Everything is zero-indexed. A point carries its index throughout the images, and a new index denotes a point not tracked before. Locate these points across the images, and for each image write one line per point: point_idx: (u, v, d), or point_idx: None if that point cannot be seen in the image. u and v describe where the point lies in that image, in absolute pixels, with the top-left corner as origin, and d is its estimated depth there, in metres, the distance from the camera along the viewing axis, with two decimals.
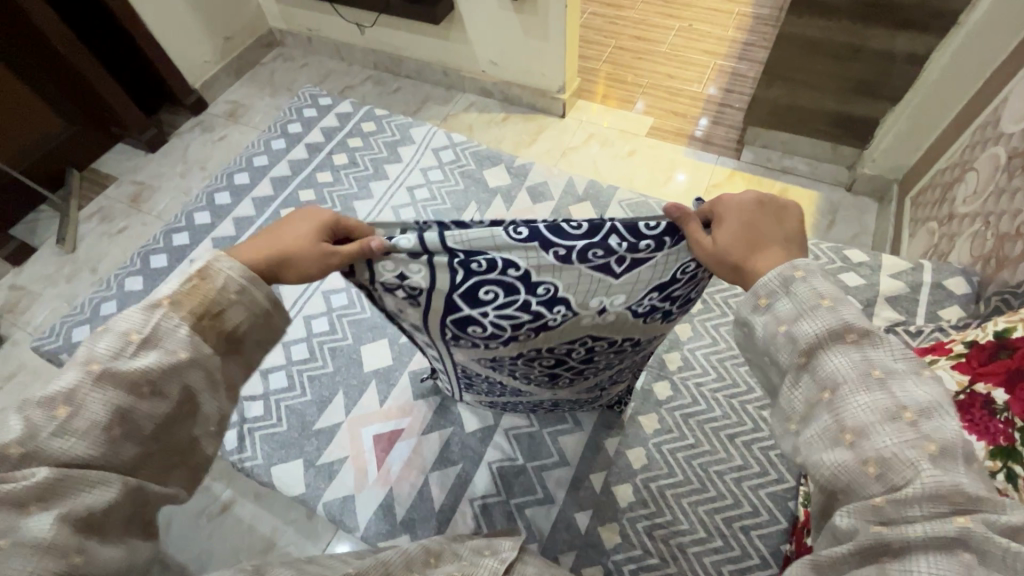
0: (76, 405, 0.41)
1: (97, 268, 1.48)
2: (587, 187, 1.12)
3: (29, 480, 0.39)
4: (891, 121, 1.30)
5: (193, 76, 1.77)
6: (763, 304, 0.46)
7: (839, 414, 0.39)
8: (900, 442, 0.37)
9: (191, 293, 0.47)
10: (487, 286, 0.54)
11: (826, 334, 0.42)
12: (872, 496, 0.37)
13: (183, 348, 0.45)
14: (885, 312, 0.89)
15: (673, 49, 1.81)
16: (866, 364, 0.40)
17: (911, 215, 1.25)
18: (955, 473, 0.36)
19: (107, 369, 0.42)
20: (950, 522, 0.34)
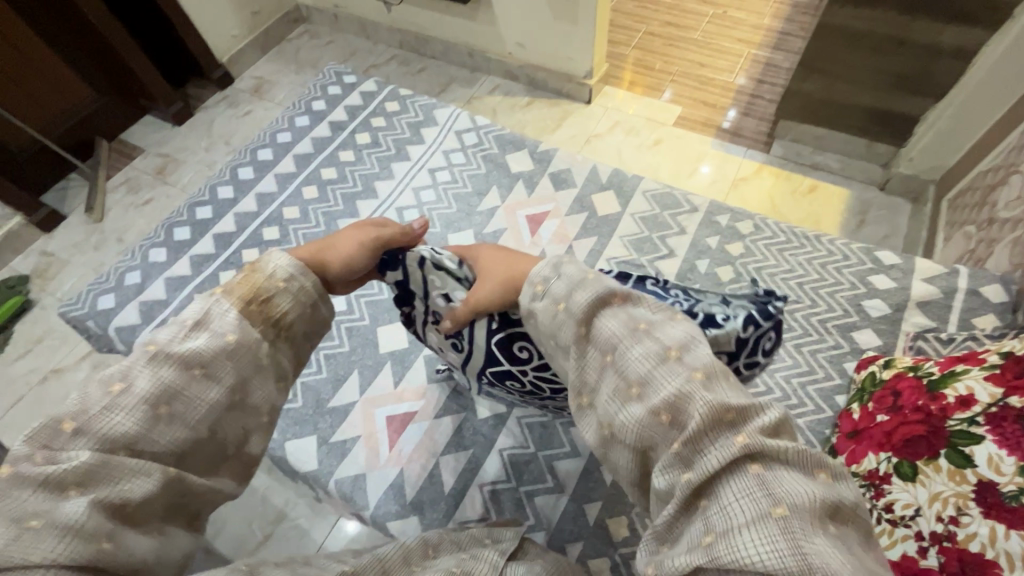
0: (129, 382, 0.43)
1: (124, 238, 1.51)
2: (611, 176, 1.10)
3: (72, 463, 0.40)
4: (931, 119, 1.24)
5: (221, 50, 1.78)
6: (541, 291, 0.47)
7: (624, 373, 0.41)
8: (677, 382, 0.39)
9: (243, 281, 0.50)
10: (522, 345, 0.60)
11: (596, 301, 0.44)
12: (672, 446, 0.38)
13: (231, 332, 0.47)
14: (914, 317, 0.86)
15: (706, 36, 1.76)
16: (632, 321, 0.43)
17: (947, 218, 1.21)
18: (723, 393, 0.38)
19: (162, 351, 0.45)
20: (733, 445, 0.36)
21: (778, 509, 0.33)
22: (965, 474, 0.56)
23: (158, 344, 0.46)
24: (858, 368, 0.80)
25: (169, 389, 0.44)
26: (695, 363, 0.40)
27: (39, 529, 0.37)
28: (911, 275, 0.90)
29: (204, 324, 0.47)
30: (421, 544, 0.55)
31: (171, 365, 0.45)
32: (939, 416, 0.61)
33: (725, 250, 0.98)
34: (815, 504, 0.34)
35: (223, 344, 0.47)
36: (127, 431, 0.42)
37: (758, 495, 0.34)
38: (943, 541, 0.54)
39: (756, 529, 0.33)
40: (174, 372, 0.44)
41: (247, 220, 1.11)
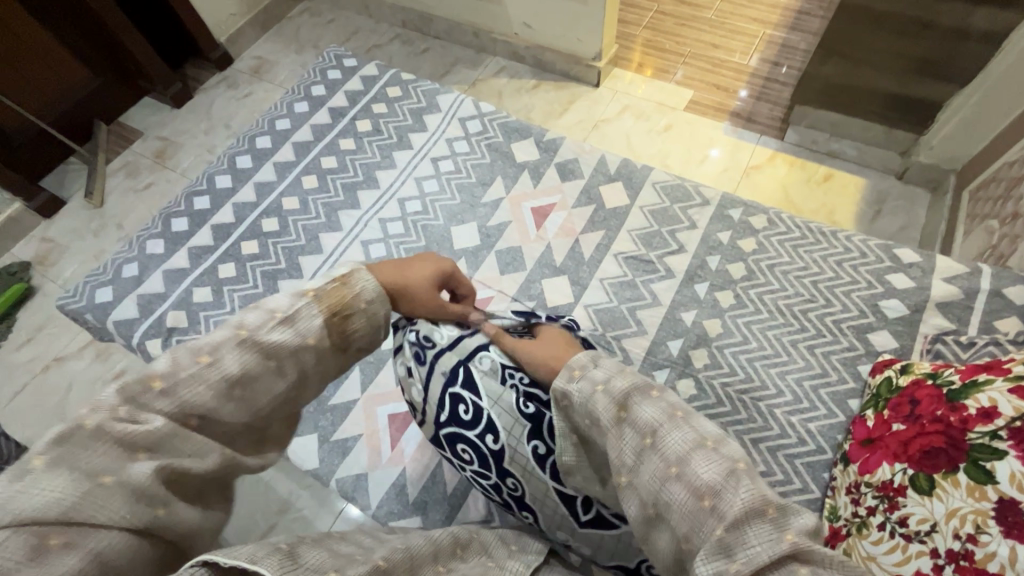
0: (214, 358, 0.46)
1: (124, 224, 1.49)
2: (620, 166, 1.06)
3: (149, 426, 0.42)
4: (956, 105, 1.18)
5: (220, 30, 1.74)
6: (577, 375, 0.52)
7: (662, 453, 0.43)
8: (714, 468, 0.41)
9: (333, 293, 0.52)
10: (461, 425, 0.65)
11: (635, 387, 0.49)
12: (713, 532, 0.38)
13: (312, 336, 0.50)
14: (933, 319, 0.83)
15: (719, 15, 1.69)
16: (671, 408, 0.47)
17: (968, 210, 1.16)
18: (761, 486, 0.40)
19: (251, 337, 0.47)
20: (781, 541, 0.36)
21: None
22: (985, 490, 0.53)
23: (249, 329, 0.48)
24: (874, 372, 0.77)
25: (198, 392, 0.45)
26: (733, 454, 0.43)
27: (110, 487, 0.38)
28: (931, 274, 0.86)
29: (289, 321, 0.49)
30: (450, 539, 0.52)
31: (253, 351, 0.47)
32: (960, 428, 0.58)
33: (737, 246, 0.95)
34: None
35: (302, 344, 0.49)
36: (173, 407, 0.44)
37: None
38: (960, 559, 0.52)
39: None
40: (256, 359, 0.47)
41: (245, 211, 1.09)
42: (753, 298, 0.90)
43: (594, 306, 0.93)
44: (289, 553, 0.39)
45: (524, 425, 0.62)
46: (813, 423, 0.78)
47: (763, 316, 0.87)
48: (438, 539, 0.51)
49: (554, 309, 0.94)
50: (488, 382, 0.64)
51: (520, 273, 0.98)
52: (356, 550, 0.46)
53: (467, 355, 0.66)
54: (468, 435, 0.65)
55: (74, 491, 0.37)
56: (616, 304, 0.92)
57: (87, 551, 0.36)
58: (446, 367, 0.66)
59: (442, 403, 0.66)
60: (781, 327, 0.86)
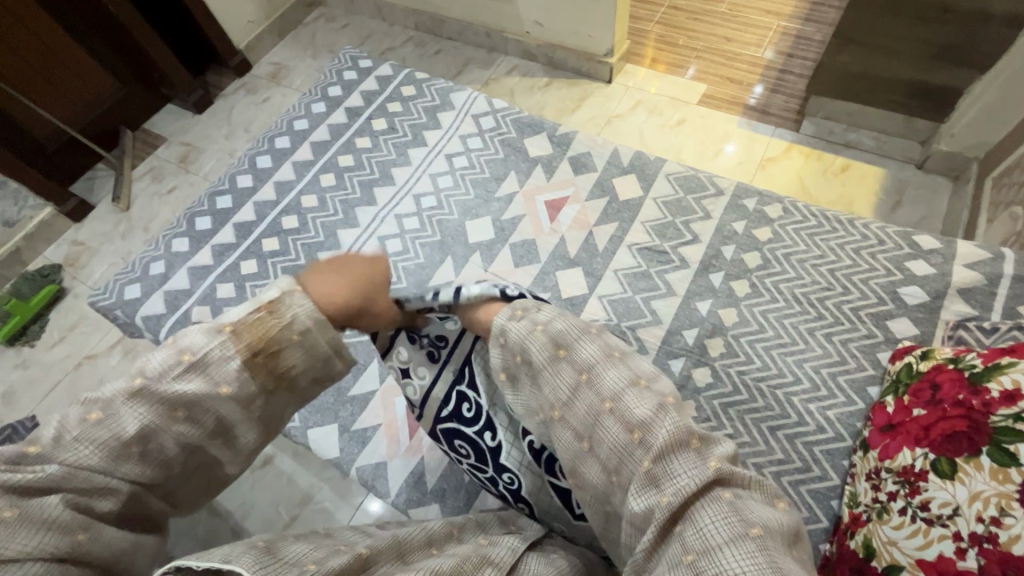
0: (107, 413, 0.47)
1: (150, 227, 1.54)
2: (633, 159, 1.06)
3: (43, 474, 0.45)
4: (978, 91, 1.16)
5: (239, 37, 1.78)
6: (519, 314, 0.53)
7: (597, 390, 0.47)
8: (644, 404, 0.44)
9: (253, 326, 0.49)
10: (464, 421, 0.68)
11: (574, 328, 0.51)
12: (642, 464, 0.42)
13: (226, 385, 0.48)
14: (954, 305, 0.81)
15: (732, 9, 1.68)
16: (609, 349, 0.50)
17: (991, 198, 1.14)
18: (686, 417, 0.44)
19: (148, 387, 0.47)
20: (707, 469, 0.40)
21: (754, 532, 0.37)
22: (1009, 473, 0.52)
23: (149, 376, 0.48)
24: (893, 359, 0.77)
25: (147, 430, 0.47)
26: (660, 390, 0.47)
27: (15, 522, 0.42)
28: (952, 261, 0.84)
29: (199, 366, 0.48)
30: (445, 525, 0.55)
31: (151, 405, 0.47)
32: (982, 412, 0.57)
33: (751, 236, 0.95)
34: (782, 533, 0.38)
35: (214, 394, 0.48)
36: (94, 459, 0.47)
37: (733, 519, 0.38)
38: (984, 542, 0.51)
39: (735, 547, 0.36)
40: (157, 412, 0.47)
41: (266, 209, 1.11)
42: (769, 287, 0.89)
43: (609, 298, 0.93)
44: (267, 548, 0.42)
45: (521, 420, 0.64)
46: (831, 411, 0.77)
47: (778, 304, 0.87)
48: (432, 528, 0.53)
49: (569, 300, 0.95)
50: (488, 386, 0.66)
51: (534, 266, 0.99)
52: (342, 542, 0.47)
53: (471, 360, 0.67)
54: (467, 431, 0.68)
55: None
56: (630, 295, 0.93)
57: None
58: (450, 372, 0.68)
59: (445, 400, 0.68)
60: (798, 315, 0.86)
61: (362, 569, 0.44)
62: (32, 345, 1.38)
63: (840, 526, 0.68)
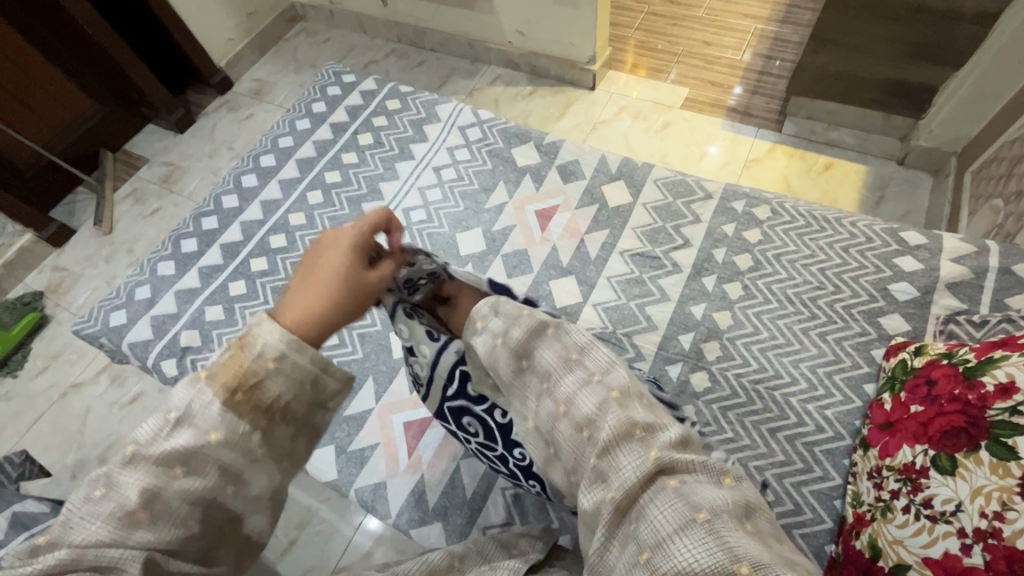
0: (108, 486, 0.43)
1: (134, 249, 1.51)
2: (621, 165, 1.07)
3: (47, 565, 0.39)
4: (953, 88, 1.18)
5: (219, 55, 1.77)
6: (479, 326, 0.54)
7: (554, 396, 0.48)
8: (594, 402, 0.45)
9: (227, 365, 0.46)
10: (470, 400, 0.63)
11: (530, 333, 0.51)
12: (590, 461, 0.43)
13: (214, 430, 0.44)
14: (944, 300, 0.83)
15: (710, 13, 1.70)
16: (565, 350, 0.50)
17: (971, 191, 1.17)
18: (629, 407, 0.44)
19: (140, 451, 0.44)
20: (647, 460, 0.41)
21: (699, 516, 0.37)
22: (1009, 467, 0.52)
23: (140, 444, 0.44)
24: (888, 356, 0.77)
25: (149, 491, 0.42)
26: (613, 382, 0.46)
27: None
28: (939, 255, 0.86)
29: (186, 420, 0.45)
30: (446, 556, 0.55)
31: (149, 465, 0.43)
32: (978, 406, 0.58)
33: (742, 238, 0.95)
34: (728, 511, 0.38)
35: (205, 442, 0.44)
36: (103, 536, 0.41)
37: (679, 505, 0.38)
38: (988, 537, 0.51)
39: (681, 536, 0.36)
40: (153, 472, 0.43)
41: (253, 229, 1.10)
42: (762, 289, 0.89)
43: (604, 305, 0.93)
44: None
45: None
46: (829, 410, 0.78)
47: (772, 305, 0.87)
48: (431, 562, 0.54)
49: (564, 310, 0.94)
50: None
51: (528, 276, 0.99)
52: None
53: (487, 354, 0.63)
54: (475, 408, 0.63)
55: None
56: (624, 301, 0.93)
57: None
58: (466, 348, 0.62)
59: (451, 376, 0.63)
60: (791, 315, 0.86)
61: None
62: (15, 376, 1.34)
63: (844, 528, 0.68)
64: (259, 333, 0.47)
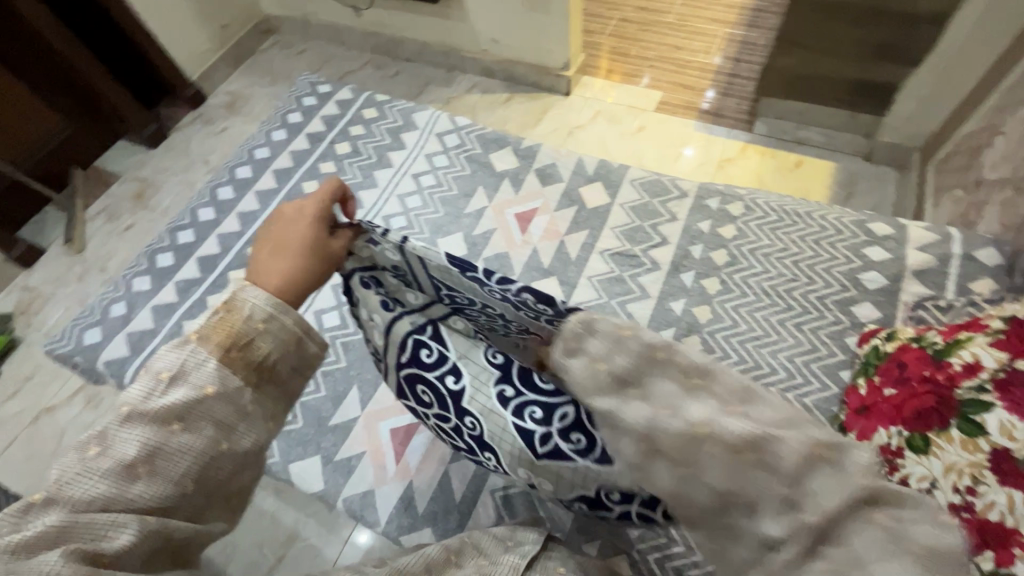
0: (104, 445, 0.45)
1: (107, 267, 1.48)
2: (598, 167, 1.09)
3: (41, 527, 0.42)
4: (911, 86, 1.24)
5: (191, 69, 1.75)
6: (574, 347, 0.55)
7: (684, 420, 0.49)
8: (747, 428, 0.48)
9: (219, 327, 0.50)
10: (423, 374, 0.62)
11: (638, 361, 0.53)
12: (776, 492, 0.46)
13: (209, 384, 0.48)
14: (912, 287, 0.85)
15: (680, 18, 1.75)
16: (686, 375, 0.52)
17: (935, 183, 1.21)
18: (793, 433, 0.48)
19: (135, 410, 0.47)
20: (853, 491, 0.46)
21: (908, 548, 0.44)
22: (978, 442, 0.55)
23: (132, 403, 0.47)
24: (862, 342, 0.80)
25: (148, 449, 0.45)
26: (754, 411, 0.50)
27: None
28: (905, 245, 0.89)
29: (180, 378, 0.48)
30: (442, 549, 0.54)
31: (145, 424, 0.46)
32: (947, 385, 0.60)
33: (717, 234, 0.97)
34: (943, 529, 0.46)
35: (201, 396, 0.48)
36: (100, 492, 0.44)
37: (891, 544, 0.45)
38: (963, 512, 0.54)
39: (893, 563, 0.44)
40: (152, 430, 0.46)
41: (231, 240, 1.09)
42: (738, 283, 0.91)
43: (585, 305, 0.94)
44: None
45: (492, 372, 0.59)
46: (808, 398, 0.79)
47: (749, 298, 0.89)
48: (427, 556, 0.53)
49: None
50: (464, 342, 0.62)
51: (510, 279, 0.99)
52: None
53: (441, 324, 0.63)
54: (427, 374, 0.61)
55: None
56: (605, 300, 0.94)
57: None
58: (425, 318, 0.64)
59: (403, 345, 0.62)
60: (767, 307, 0.88)
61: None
62: None
63: None
64: (247, 297, 0.52)
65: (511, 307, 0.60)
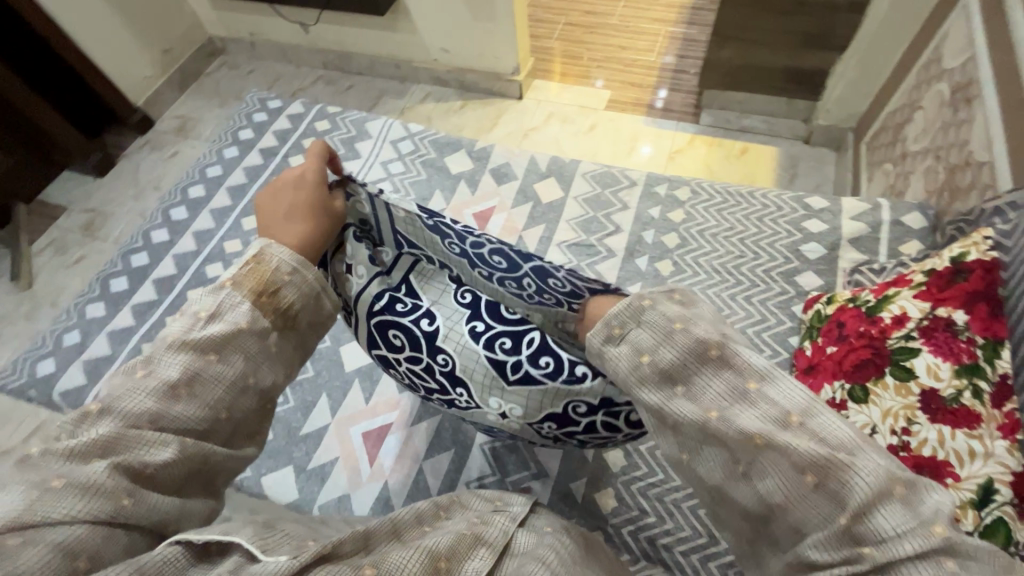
0: (151, 368, 0.45)
1: (58, 302, 1.43)
2: (550, 163, 1.12)
3: (95, 435, 0.41)
4: (840, 71, 1.32)
5: (135, 94, 1.71)
6: (617, 335, 0.45)
7: (732, 429, 0.38)
8: (805, 443, 0.36)
9: (250, 274, 0.49)
10: (396, 317, 0.60)
11: (687, 356, 0.41)
12: (834, 518, 0.35)
13: (244, 320, 0.47)
14: (848, 254, 0.91)
15: (623, 19, 1.81)
16: (741, 378, 0.39)
17: (867, 159, 1.30)
18: (865, 457, 0.36)
19: (181, 339, 0.46)
20: (932, 534, 0.33)
21: None
22: (910, 386, 0.60)
23: (176, 335, 0.47)
24: (806, 308, 0.84)
25: (190, 372, 0.45)
26: (829, 432, 0.37)
27: (58, 490, 0.38)
28: (840, 215, 0.94)
29: (217, 316, 0.47)
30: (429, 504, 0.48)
31: (188, 350, 0.45)
32: (880, 338, 0.65)
33: (667, 219, 1.01)
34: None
35: (239, 331, 0.47)
36: (148, 407, 0.43)
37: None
38: (901, 451, 0.58)
39: None
40: (194, 357, 0.45)
41: (187, 260, 1.07)
42: (691, 263, 0.95)
43: None
44: (266, 523, 0.42)
45: (463, 311, 0.59)
46: None
47: (701, 277, 0.93)
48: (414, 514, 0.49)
49: None
50: (439, 286, 0.62)
51: None
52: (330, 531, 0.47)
53: (417, 275, 0.63)
54: (401, 320, 0.59)
55: (22, 500, 0.37)
56: None
57: (50, 544, 0.36)
58: (395, 277, 0.63)
59: (379, 293, 0.61)
60: (719, 284, 0.92)
61: (361, 546, 0.40)
62: None
63: None
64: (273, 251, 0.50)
65: (468, 264, 0.61)
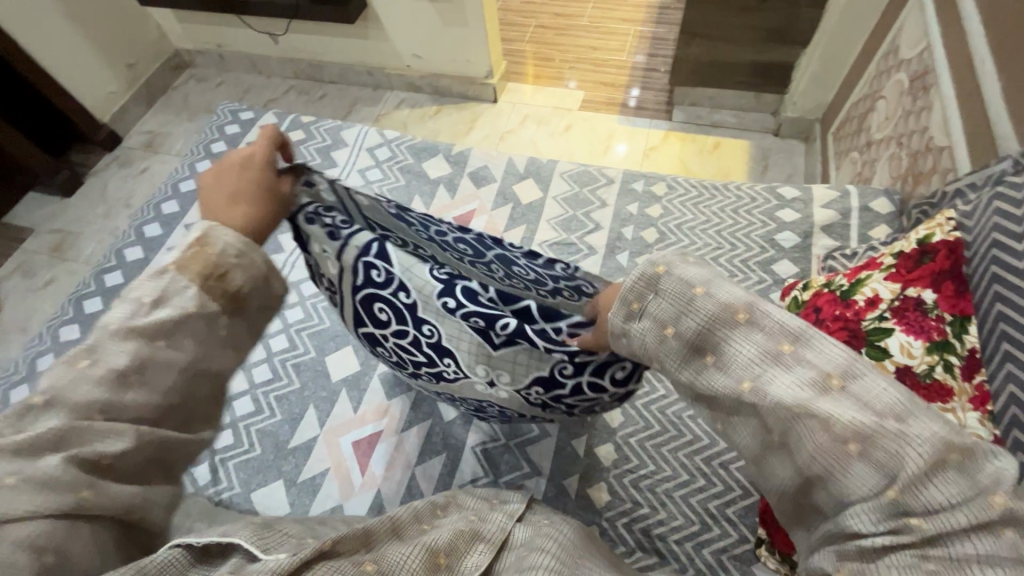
0: (96, 355, 0.40)
1: (28, 327, 1.39)
2: (528, 164, 1.13)
3: (43, 428, 0.37)
4: (804, 65, 1.36)
5: (100, 111, 1.67)
6: (637, 310, 0.42)
7: (767, 399, 0.35)
8: (855, 411, 0.33)
9: (193, 258, 0.43)
10: (377, 294, 0.59)
11: (716, 321, 0.38)
12: (880, 488, 0.32)
13: (189, 303, 0.42)
14: (821, 241, 0.94)
15: (593, 21, 1.83)
16: (775, 340, 0.37)
17: (834, 148, 1.33)
18: (917, 421, 0.33)
19: (125, 325, 0.40)
20: (990, 505, 0.30)
21: None
22: (885, 364, 0.62)
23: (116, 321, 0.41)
24: (784, 295, 0.85)
25: (140, 360, 0.40)
26: (880, 397, 0.34)
27: (13, 487, 0.35)
28: (811, 204, 0.97)
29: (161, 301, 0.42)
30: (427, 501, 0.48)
31: (132, 337, 0.40)
32: (854, 320, 0.66)
33: (645, 215, 1.03)
34: None
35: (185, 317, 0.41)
36: (98, 396, 0.39)
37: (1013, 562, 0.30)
38: None
39: None
40: (140, 344, 0.40)
41: None
42: None
43: None
44: (264, 524, 0.41)
45: (435, 286, 0.55)
46: None
47: None
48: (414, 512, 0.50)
49: None
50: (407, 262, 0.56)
51: None
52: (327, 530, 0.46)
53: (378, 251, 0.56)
54: (382, 294, 0.58)
55: None
56: None
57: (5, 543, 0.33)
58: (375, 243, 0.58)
59: (355, 268, 0.58)
60: None
61: (363, 543, 0.40)
62: None
63: None
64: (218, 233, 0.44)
65: (438, 249, 0.63)
